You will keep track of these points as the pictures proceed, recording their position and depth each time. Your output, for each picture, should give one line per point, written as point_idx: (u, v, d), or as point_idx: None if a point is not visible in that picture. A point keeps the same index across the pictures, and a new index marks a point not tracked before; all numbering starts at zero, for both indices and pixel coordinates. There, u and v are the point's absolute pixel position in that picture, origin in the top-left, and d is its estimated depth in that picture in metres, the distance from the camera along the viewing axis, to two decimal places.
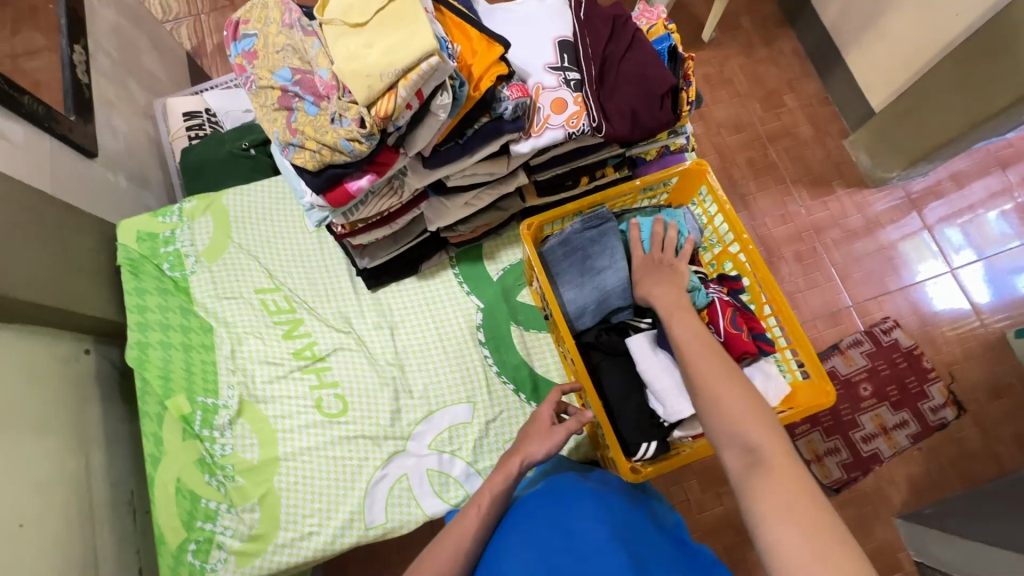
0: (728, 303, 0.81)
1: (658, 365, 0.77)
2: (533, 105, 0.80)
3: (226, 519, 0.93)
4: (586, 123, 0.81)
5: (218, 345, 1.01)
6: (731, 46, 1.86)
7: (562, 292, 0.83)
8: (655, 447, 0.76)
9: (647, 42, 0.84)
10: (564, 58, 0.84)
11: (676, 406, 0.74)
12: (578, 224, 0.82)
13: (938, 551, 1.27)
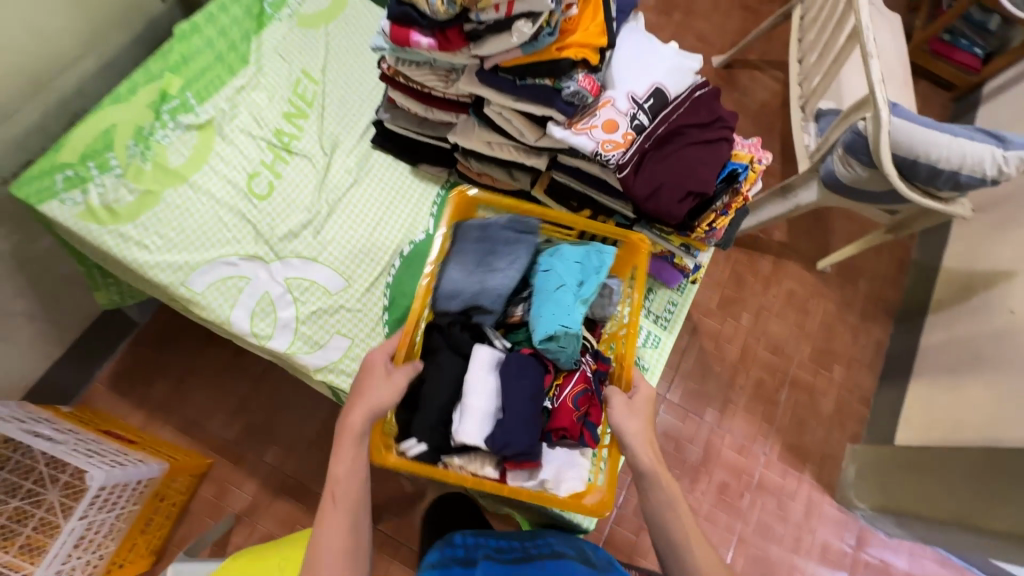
0: (584, 378, 0.81)
1: (480, 384, 0.77)
2: (592, 108, 0.82)
3: (106, 180, 0.96)
4: (616, 157, 0.81)
5: (238, 75, 1.07)
6: (831, 290, 1.87)
7: (447, 270, 0.84)
8: (421, 449, 0.78)
9: (721, 153, 0.84)
10: (649, 100, 0.83)
11: (470, 430, 0.74)
12: (504, 219, 0.83)
13: None
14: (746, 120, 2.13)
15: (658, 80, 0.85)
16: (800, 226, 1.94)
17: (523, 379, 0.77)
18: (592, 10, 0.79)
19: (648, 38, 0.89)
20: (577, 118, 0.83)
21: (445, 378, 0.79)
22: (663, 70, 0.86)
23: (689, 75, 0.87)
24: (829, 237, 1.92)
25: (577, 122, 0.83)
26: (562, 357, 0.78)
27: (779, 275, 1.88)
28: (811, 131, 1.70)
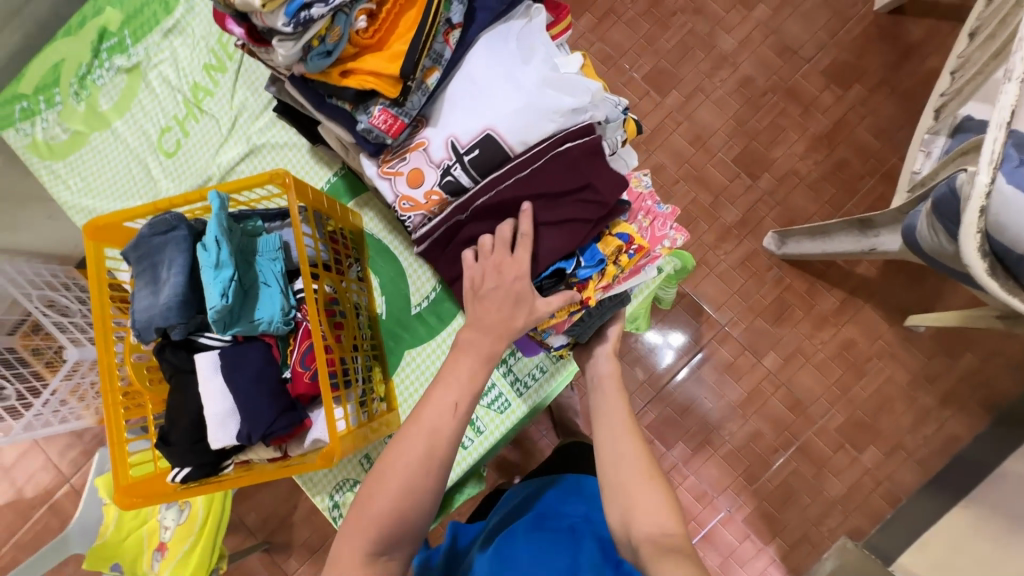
0: (310, 333, 0.77)
1: (208, 391, 0.73)
2: (403, 149, 0.79)
3: (52, 115, 1.06)
4: (410, 213, 0.79)
5: (171, 14, 1.03)
6: (904, 363, 1.57)
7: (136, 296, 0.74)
8: (188, 471, 0.74)
9: (569, 233, 0.75)
10: (469, 151, 0.75)
11: (220, 434, 0.72)
12: (141, 229, 0.73)
13: None
14: (887, 113, 1.62)
15: (488, 124, 0.75)
16: (890, 276, 1.58)
17: (239, 369, 0.73)
18: (390, 29, 0.70)
19: (509, 66, 0.75)
20: (388, 157, 0.80)
21: (183, 400, 0.75)
22: (499, 111, 0.74)
23: (535, 117, 0.74)
24: (935, 303, 1.56)
25: (388, 161, 0.80)
26: (265, 326, 0.74)
27: (841, 318, 1.60)
28: (930, 150, 1.19)
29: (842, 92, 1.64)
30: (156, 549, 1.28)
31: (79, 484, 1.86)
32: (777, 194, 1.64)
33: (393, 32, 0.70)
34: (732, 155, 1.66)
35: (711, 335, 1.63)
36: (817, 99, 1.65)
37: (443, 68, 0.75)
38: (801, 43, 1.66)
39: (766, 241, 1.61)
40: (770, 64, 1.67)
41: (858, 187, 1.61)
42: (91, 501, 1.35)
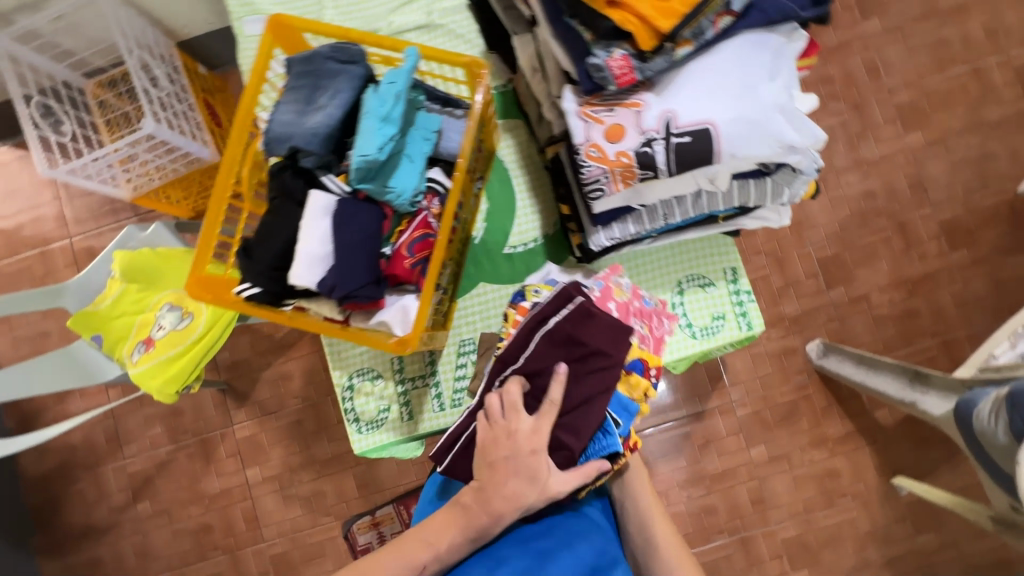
0: (427, 225, 0.76)
1: (312, 229, 0.72)
2: (614, 102, 0.75)
3: None
4: (589, 165, 0.76)
5: None
6: (872, 513, 1.61)
7: (281, 105, 0.73)
8: (253, 291, 0.74)
9: (599, 405, 0.81)
10: (681, 135, 0.72)
11: (305, 273, 0.71)
12: (321, 48, 0.71)
13: None
14: (977, 288, 1.63)
15: (710, 118, 0.72)
16: (901, 432, 1.61)
17: (353, 224, 0.72)
18: None
19: (759, 72, 0.71)
20: (594, 101, 0.76)
21: (283, 225, 0.74)
22: (728, 110, 0.71)
23: (760, 136, 0.71)
24: (927, 475, 1.59)
25: (592, 104, 0.77)
26: (394, 197, 0.72)
27: (838, 447, 1.63)
28: (1016, 343, 1.19)
29: (948, 249, 1.64)
30: (141, 341, 1.27)
31: (78, 247, 1.84)
32: (841, 310, 1.65)
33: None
34: (820, 255, 1.65)
35: (716, 404, 1.65)
36: (923, 243, 1.64)
37: (698, 45, 0.70)
38: (936, 187, 1.65)
39: (810, 345, 1.62)
40: (899, 189, 1.65)
41: (915, 340, 1.63)
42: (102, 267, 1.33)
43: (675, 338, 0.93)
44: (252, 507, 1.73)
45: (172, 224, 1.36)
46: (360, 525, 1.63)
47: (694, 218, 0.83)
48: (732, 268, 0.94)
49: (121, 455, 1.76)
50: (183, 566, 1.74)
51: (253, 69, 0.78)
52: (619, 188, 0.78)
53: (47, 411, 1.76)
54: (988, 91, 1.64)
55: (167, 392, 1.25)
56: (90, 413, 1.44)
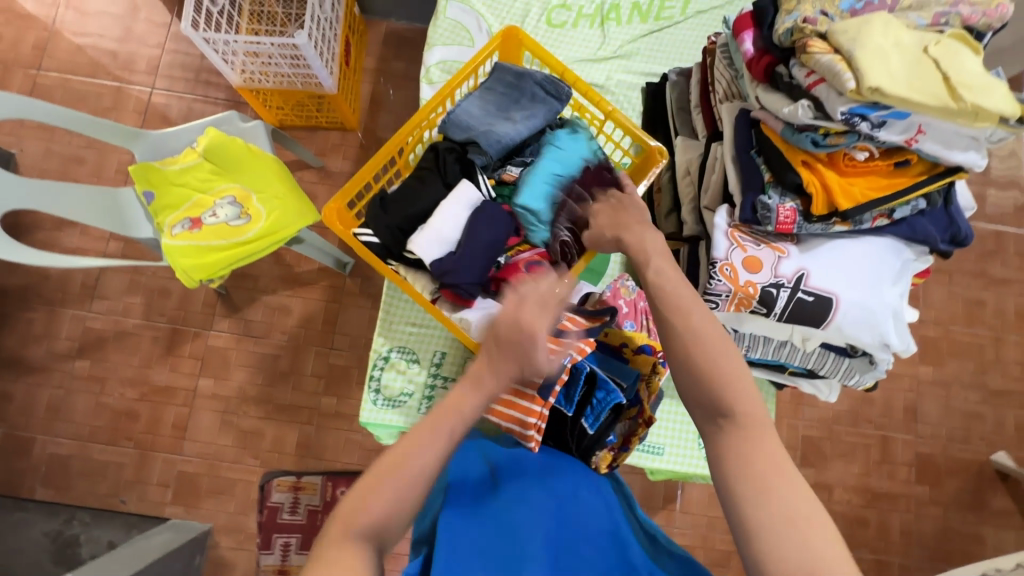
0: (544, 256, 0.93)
1: (454, 214, 0.86)
2: (762, 238, 0.89)
3: None
4: (721, 278, 0.87)
5: None
6: None
7: (469, 100, 0.93)
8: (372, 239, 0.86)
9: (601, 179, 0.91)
10: (808, 293, 0.86)
11: (431, 248, 0.84)
12: (540, 76, 0.93)
13: (160, 537, 1.50)
14: (924, 526, 1.72)
15: (839, 291, 0.86)
16: None
17: (491, 226, 0.86)
18: (854, 174, 0.84)
19: (888, 276, 0.88)
20: (742, 228, 0.90)
21: (426, 193, 0.88)
22: (852, 290, 0.86)
23: (868, 320, 0.86)
24: None
25: (740, 230, 0.90)
26: (534, 231, 0.92)
27: None
28: None
29: (914, 479, 1.74)
30: (188, 219, 1.28)
31: (154, 101, 1.84)
32: None
33: (857, 177, 0.84)
34: (805, 431, 1.73)
35: (659, 522, 1.66)
36: (895, 465, 1.74)
37: (852, 229, 0.87)
38: (926, 421, 1.76)
39: None
40: (894, 407, 1.76)
41: (855, 547, 1.70)
42: (184, 133, 1.34)
43: (692, 453, 1.11)
44: (186, 416, 1.66)
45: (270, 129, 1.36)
46: (281, 482, 1.63)
47: (767, 360, 0.98)
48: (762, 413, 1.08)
49: (88, 307, 1.70)
50: (86, 442, 1.65)
51: (468, 64, 0.96)
52: (730, 309, 0.88)
53: (37, 230, 1.70)
54: (999, 361, 1.79)
55: (191, 276, 1.24)
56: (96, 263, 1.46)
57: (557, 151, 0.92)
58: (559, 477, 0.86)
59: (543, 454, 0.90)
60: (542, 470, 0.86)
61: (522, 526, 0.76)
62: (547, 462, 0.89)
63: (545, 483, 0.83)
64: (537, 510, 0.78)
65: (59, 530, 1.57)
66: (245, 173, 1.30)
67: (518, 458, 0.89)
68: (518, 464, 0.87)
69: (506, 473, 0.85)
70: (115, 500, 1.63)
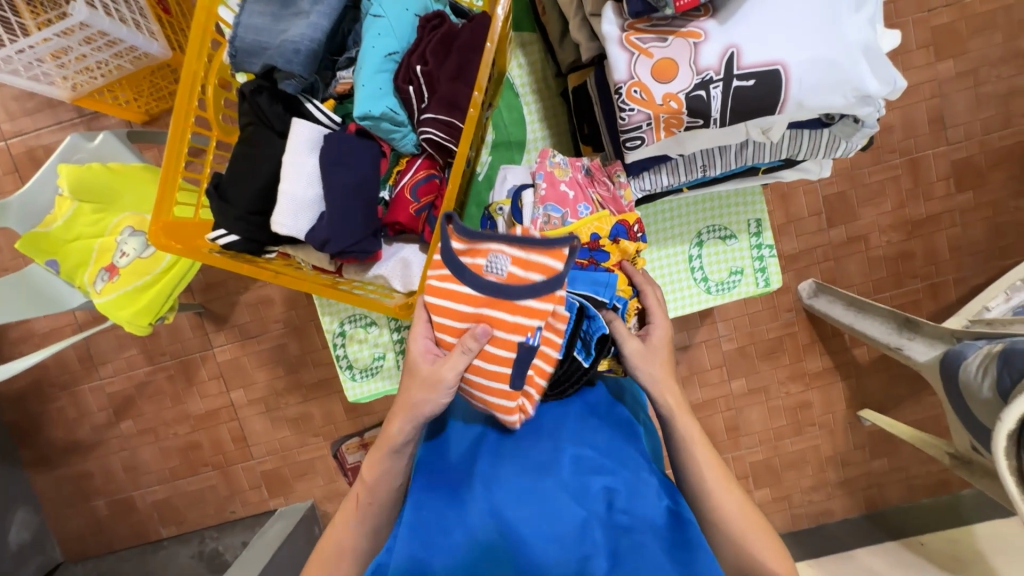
0: (425, 166, 0.83)
1: (302, 170, 0.78)
2: (668, 29, 0.70)
3: None
4: (631, 108, 0.71)
5: None
6: (839, 440, 1.70)
7: (247, 14, 0.78)
8: (228, 237, 0.81)
9: (444, 42, 0.78)
10: (747, 78, 0.68)
11: (296, 223, 0.77)
12: None
13: (274, 526, 1.66)
14: (973, 232, 1.61)
15: (784, 57, 0.67)
16: (875, 368, 1.67)
17: (342, 166, 0.77)
18: None
19: (844, 5, 0.67)
20: (640, 26, 0.70)
21: (262, 154, 0.80)
22: (801, 48, 0.66)
23: (834, 80, 0.67)
24: (893, 407, 1.68)
25: (638, 29, 0.70)
26: (399, 138, 0.82)
27: (816, 381, 1.68)
28: (1011, 296, 1.26)
29: (955, 191, 1.59)
30: (104, 269, 1.17)
31: (18, 152, 1.63)
32: (838, 249, 1.62)
33: None
34: (827, 191, 1.58)
35: (702, 338, 1.65)
36: (931, 184, 1.59)
37: None
38: (957, 124, 1.55)
39: (803, 284, 1.61)
40: (918, 124, 1.55)
41: (904, 281, 1.64)
42: (45, 182, 1.18)
43: (693, 292, 0.97)
44: (239, 427, 1.74)
45: (123, 134, 1.20)
46: (349, 445, 1.68)
47: (734, 170, 0.85)
48: (755, 221, 0.96)
49: (98, 376, 1.72)
50: (174, 480, 1.78)
51: None
52: (660, 137, 0.74)
53: (6, 330, 1.66)
54: None
55: (139, 323, 1.17)
56: (53, 348, 1.35)
57: (375, 31, 0.77)
58: (542, 440, 0.79)
59: (531, 417, 0.83)
60: (524, 440, 0.79)
61: (503, 513, 0.71)
62: (532, 428, 0.81)
63: (537, 455, 0.76)
64: (515, 490, 0.72)
65: (199, 550, 1.79)
66: (125, 196, 1.18)
67: (502, 429, 0.82)
68: (500, 437, 0.80)
69: (487, 453, 0.78)
70: (225, 512, 1.80)
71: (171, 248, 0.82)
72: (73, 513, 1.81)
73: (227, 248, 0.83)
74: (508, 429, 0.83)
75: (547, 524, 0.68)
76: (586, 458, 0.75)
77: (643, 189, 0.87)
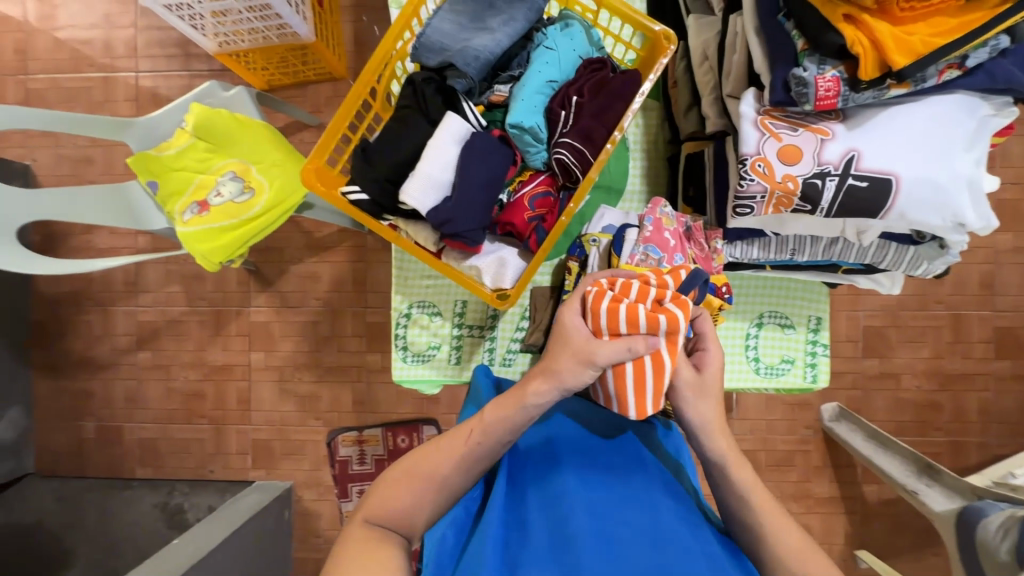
0: (546, 182, 0.91)
1: (443, 155, 0.86)
2: (800, 121, 0.78)
3: None
4: (752, 178, 0.77)
5: None
6: None
7: (439, 18, 0.89)
8: (361, 196, 0.88)
9: (599, 84, 0.87)
10: (861, 179, 0.75)
11: (424, 199, 0.85)
12: None
13: (249, 497, 1.64)
14: (1003, 401, 1.62)
15: (899, 171, 0.74)
16: (882, 509, 1.63)
17: (481, 162, 0.86)
18: (914, 25, 0.69)
19: (961, 141, 0.75)
20: (775, 113, 0.78)
21: (413, 135, 0.88)
22: (916, 166, 0.74)
23: (938, 201, 0.75)
24: (893, 557, 1.63)
25: (772, 116, 0.78)
26: (533, 152, 0.89)
27: (819, 506, 1.65)
28: None
29: (993, 356, 1.62)
30: (196, 203, 1.26)
31: (143, 85, 1.78)
32: (868, 381, 1.64)
33: (916, 22, 0.70)
34: (868, 322, 1.62)
35: None
36: (971, 343, 1.62)
37: (913, 90, 0.74)
38: (1005, 294, 1.61)
39: (826, 406, 1.61)
40: (968, 283, 1.61)
41: (927, 431, 1.64)
42: (173, 113, 1.29)
43: (742, 369, 0.99)
44: (247, 389, 1.76)
45: (254, 93, 1.31)
46: (345, 437, 1.72)
47: (817, 262, 0.91)
48: (816, 318, 1.00)
49: (135, 302, 1.78)
50: (167, 424, 1.79)
51: None
52: (767, 212, 0.80)
53: (69, 237, 1.74)
54: None
55: (211, 259, 1.24)
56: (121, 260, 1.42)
57: (543, 58, 0.88)
58: (615, 459, 0.86)
59: (601, 441, 0.90)
60: (599, 457, 0.86)
61: (577, 507, 0.76)
62: (604, 449, 0.88)
63: (609, 471, 0.84)
64: (593, 492, 0.79)
65: (163, 501, 1.74)
66: (239, 145, 1.27)
67: (573, 440, 0.89)
68: (576, 447, 0.88)
69: (563, 456, 0.86)
70: (204, 470, 1.79)
71: (317, 188, 0.88)
72: (59, 427, 1.81)
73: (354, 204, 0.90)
74: (577, 442, 0.89)
75: (621, 524, 0.74)
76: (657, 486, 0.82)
77: (732, 256, 0.92)
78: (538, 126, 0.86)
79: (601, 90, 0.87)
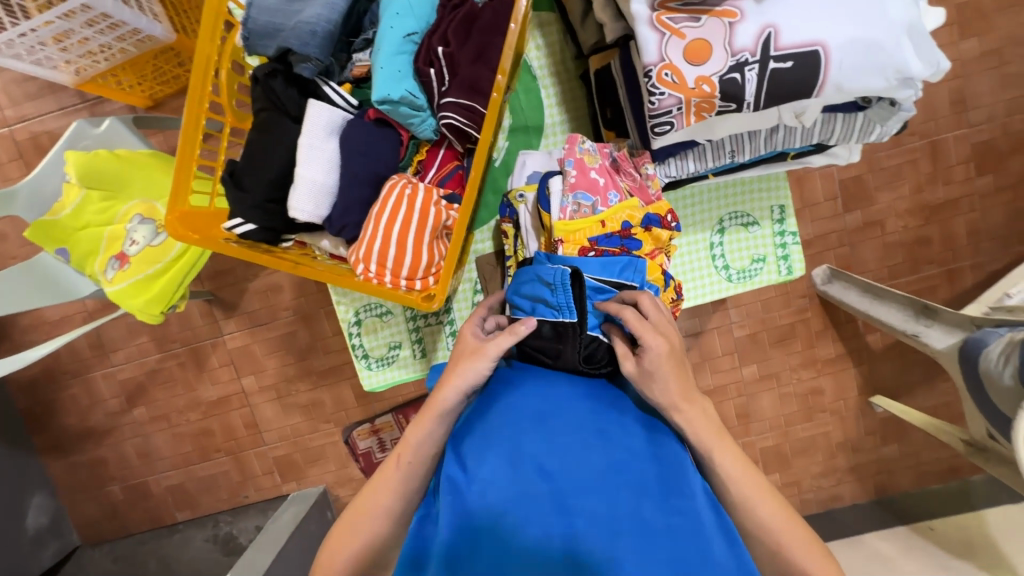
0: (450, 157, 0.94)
1: (322, 158, 0.87)
2: (699, 8, 0.69)
3: None
4: (662, 91, 0.70)
5: None
6: (851, 426, 1.70)
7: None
8: (247, 227, 0.90)
9: (463, 31, 0.83)
10: (782, 59, 0.68)
11: (314, 207, 0.87)
12: None
13: (287, 511, 1.67)
14: (992, 217, 1.58)
15: (823, 37, 0.67)
16: (889, 353, 1.65)
17: (363, 156, 0.87)
18: None
19: None
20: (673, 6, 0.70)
21: (279, 137, 0.89)
22: (840, 26, 0.66)
23: (873, 60, 0.67)
24: (907, 394, 1.67)
25: (669, 9, 0.70)
26: (418, 123, 0.88)
27: (829, 367, 1.67)
28: None
29: (975, 174, 1.56)
30: (115, 257, 1.16)
31: (22, 138, 1.61)
32: (853, 235, 1.59)
33: None
34: (842, 175, 1.56)
35: (715, 325, 1.64)
36: (950, 168, 1.55)
37: None
38: (978, 105, 1.51)
39: (816, 271, 1.58)
40: (938, 105, 1.51)
41: (920, 267, 1.62)
42: (53, 169, 1.17)
43: (713, 280, 0.98)
44: (250, 413, 1.75)
45: (128, 120, 1.20)
46: (360, 431, 1.71)
47: (761, 156, 0.87)
48: (779, 207, 0.97)
49: (109, 363, 1.72)
50: (188, 466, 1.80)
51: None
52: (690, 123, 0.73)
53: (17, 319, 1.66)
54: None
55: (151, 311, 1.16)
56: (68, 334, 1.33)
57: (389, 14, 0.83)
58: (565, 410, 0.74)
59: (548, 389, 0.78)
60: (547, 414, 0.73)
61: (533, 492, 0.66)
62: (553, 404, 0.75)
63: (561, 430, 0.71)
64: (547, 461, 0.68)
65: (213, 534, 1.80)
66: (133, 185, 1.18)
67: (516, 399, 0.77)
68: (523, 405, 0.75)
69: (511, 420, 0.74)
70: (238, 497, 1.82)
71: (189, 237, 0.86)
72: (88, 497, 1.84)
73: (244, 237, 0.91)
74: (518, 399, 0.77)
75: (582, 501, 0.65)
76: (615, 436, 0.72)
77: (668, 176, 0.89)
78: (408, 94, 0.84)
79: (464, 36, 0.83)
